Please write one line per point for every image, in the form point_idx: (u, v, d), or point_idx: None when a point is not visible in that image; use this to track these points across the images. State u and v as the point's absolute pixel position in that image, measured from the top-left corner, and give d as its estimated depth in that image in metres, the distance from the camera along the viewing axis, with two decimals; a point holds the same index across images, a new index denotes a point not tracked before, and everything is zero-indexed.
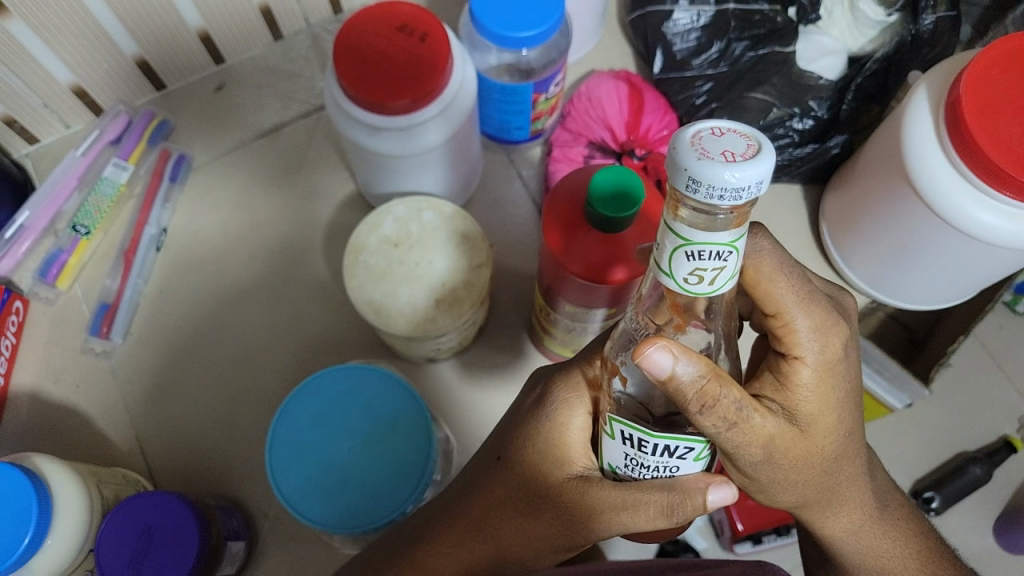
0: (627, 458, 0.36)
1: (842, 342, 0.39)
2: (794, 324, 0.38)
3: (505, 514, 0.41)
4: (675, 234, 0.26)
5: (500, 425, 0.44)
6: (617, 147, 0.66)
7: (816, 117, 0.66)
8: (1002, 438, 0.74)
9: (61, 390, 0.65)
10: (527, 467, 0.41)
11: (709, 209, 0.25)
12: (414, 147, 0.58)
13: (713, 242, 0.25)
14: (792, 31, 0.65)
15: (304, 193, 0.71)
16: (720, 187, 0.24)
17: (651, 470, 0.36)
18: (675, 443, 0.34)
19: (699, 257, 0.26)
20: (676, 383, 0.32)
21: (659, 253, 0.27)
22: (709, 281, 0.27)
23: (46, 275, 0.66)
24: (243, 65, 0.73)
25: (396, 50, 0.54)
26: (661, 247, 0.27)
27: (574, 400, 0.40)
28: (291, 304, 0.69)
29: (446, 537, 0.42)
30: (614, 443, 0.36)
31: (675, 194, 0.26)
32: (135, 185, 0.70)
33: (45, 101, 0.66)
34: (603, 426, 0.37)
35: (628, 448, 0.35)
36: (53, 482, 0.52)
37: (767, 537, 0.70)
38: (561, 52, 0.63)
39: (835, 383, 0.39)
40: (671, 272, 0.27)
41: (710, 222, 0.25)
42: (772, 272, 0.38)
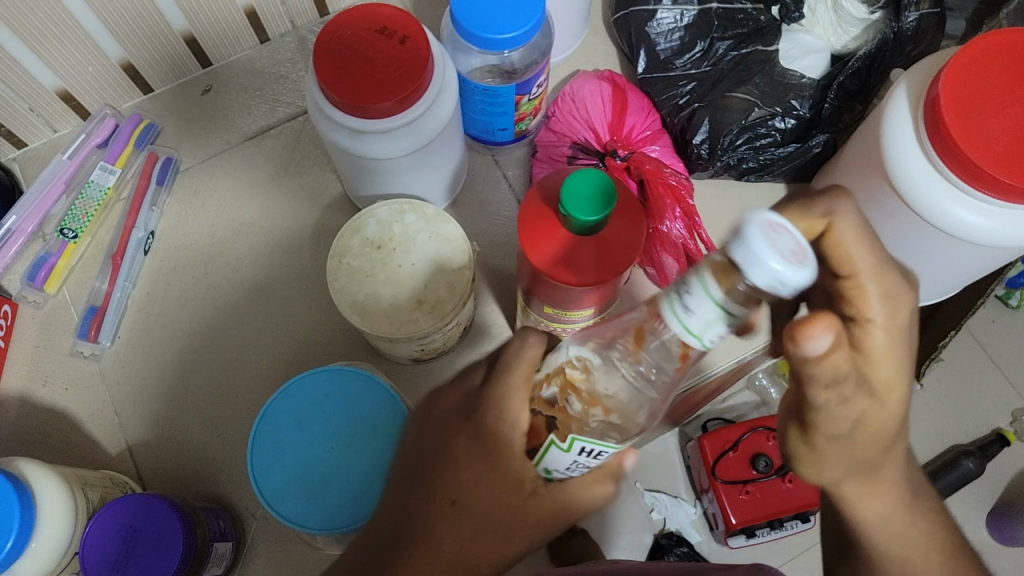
0: (573, 463, 0.37)
1: (908, 306, 0.38)
2: (868, 287, 0.37)
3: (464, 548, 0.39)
4: (721, 308, 0.28)
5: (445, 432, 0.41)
6: (601, 148, 0.66)
7: (798, 116, 0.65)
8: (995, 431, 0.75)
9: (51, 392, 0.66)
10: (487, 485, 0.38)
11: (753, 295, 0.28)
12: (396, 150, 0.58)
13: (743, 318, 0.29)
14: (774, 30, 0.66)
15: (292, 194, 0.72)
16: (777, 283, 0.27)
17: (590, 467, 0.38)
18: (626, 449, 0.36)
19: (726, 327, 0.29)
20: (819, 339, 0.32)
21: (681, 305, 0.29)
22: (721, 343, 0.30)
23: (35, 279, 0.67)
24: (230, 68, 0.74)
25: (376, 53, 0.55)
26: (699, 312, 0.29)
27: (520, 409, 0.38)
28: (279, 306, 0.69)
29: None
30: (564, 453, 0.36)
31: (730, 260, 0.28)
32: (122, 189, 0.71)
33: (32, 106, 0.66)
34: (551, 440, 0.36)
35: (580, 457, 0.36)
36: (39, 486, 0.53)
37: (761, 531, 0.70)
38: (542, 53, 0.62)
39: (900, 348, 0.38)
40: (700, 335, 0.29)
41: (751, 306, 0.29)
42: (856, 233, 0.36)
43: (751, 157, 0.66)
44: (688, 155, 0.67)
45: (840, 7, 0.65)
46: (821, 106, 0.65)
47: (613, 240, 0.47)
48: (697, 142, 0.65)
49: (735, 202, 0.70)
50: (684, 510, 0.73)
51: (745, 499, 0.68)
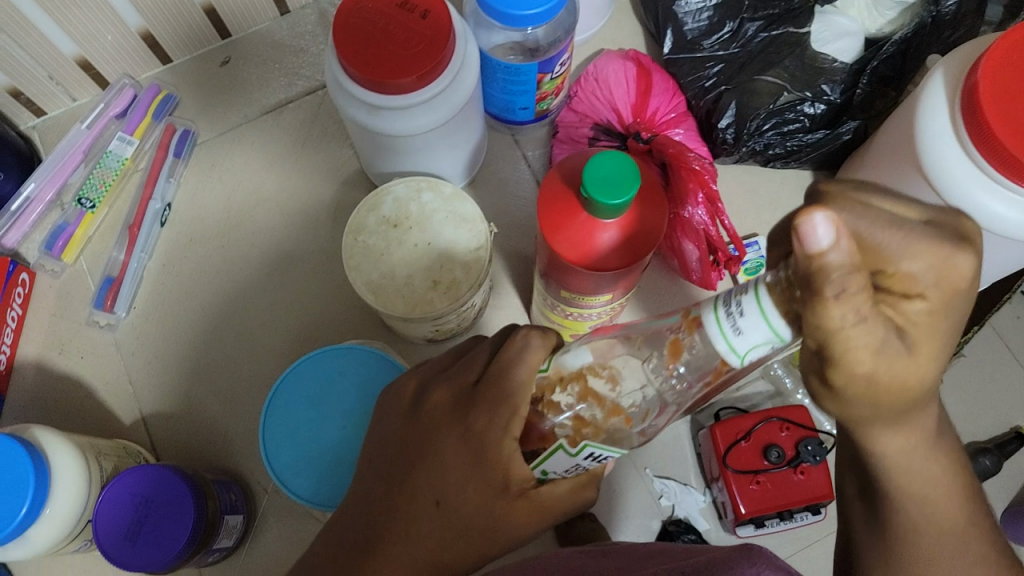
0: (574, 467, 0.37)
1: (967, 269, 0.34)
2: (901, 269, 0.33)
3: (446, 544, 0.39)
4: (774, 332, 0.29)
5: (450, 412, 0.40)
6: (623, 129, 0.65)
7: (829, 101, 0.63)
8: (1015, 429, 0.73)
9: (67, 361, 0.66)
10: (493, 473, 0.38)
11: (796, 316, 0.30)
12: (416, 126, 0.57)
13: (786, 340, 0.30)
14: (808, 12, 0.64)
15: (310, 169, 0.71)
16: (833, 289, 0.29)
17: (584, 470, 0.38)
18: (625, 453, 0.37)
19: (768, 347, 0.30)
20: (821, 241, 0.29)
21: (725, 308, 0.30)
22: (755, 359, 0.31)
23: (52, 248, 0.67)
24: (249, 40, 0.73)
25: (396, 27, 0.53)
26: (751, 334, 0.29)
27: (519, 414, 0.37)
28: (293, 281, 0.69)
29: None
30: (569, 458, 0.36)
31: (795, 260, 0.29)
32: (139, 160, 0.70)
33: (51, 74, 0.66)
34: (560, 445, 0.36)
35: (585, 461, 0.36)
36: (53, 454, 0.53)
37: (770, 522, 0.69)
38: (567, 31, 0.61)
39: (948, 314, 0.34)
40: (744, 354, 0.30)
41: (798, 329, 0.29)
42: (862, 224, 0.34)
43: (778, 143, 0.64)
44: (713, 139, 0.66)
45: None
46: (853, 91, 0.63)
47: (635, 222, 0.45)
48: (723, 126, 0.64)
49: (758, 188, 0.69)
50: (694, 497, 0.72)
51: (756, 489, 0.67)
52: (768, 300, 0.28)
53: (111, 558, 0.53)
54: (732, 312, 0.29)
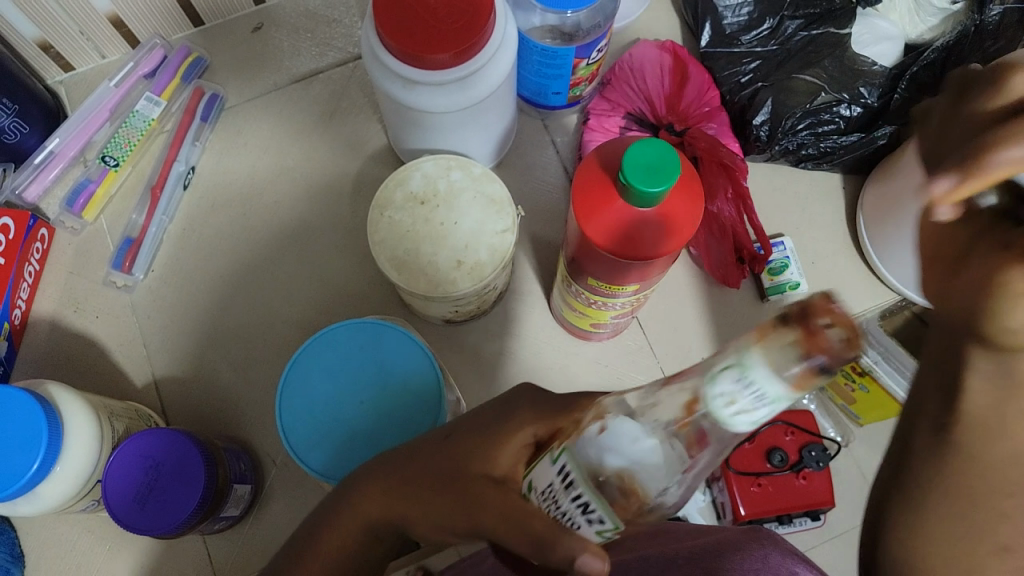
0: (549, 487, 0.33)
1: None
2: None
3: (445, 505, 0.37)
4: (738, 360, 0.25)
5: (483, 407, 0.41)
6: (656, 120, 0.65)
7: (865, 105, 0.62)
8: None
9: (82, 319, 0.66)
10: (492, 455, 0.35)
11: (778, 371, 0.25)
12: (449, 105, 0.57)
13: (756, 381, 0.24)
14: (849, 13, 0.63)
15: (336, 142, 0.70)
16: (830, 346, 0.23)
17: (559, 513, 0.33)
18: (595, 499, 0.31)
19: (737, 383, 0.25)
20: (938, 193, 0.29)
21: (718, 356, 0.26)
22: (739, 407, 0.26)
23: (73, 205, 0.66)
24: (282, 7, 0.72)
25: (438, 0, 0.53)
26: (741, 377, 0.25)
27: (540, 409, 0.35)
28: (313, 253, 0.68)
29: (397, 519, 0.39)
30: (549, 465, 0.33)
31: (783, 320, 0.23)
32: (166, 122, 0.70)
33: (82, 29, 0.65)
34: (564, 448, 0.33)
35: (555, 477, 0.33)
36: (67, 411, 0.53)
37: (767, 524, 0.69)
38: (606, 18, 0.60)
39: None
40: (739, 415, 0.26)
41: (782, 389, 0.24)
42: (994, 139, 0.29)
43: (812, 144, 0.63)
44: (746, 136, 0.65)
45: None
46: (890, 96, 0.62)
47: (670, 213, 0.45)
48: (758, 122, 0.63)
49: (787, 189, 0.68)
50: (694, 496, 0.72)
51: (757, 491, 0.67)
52: (752, 358, 0.24)
53: (124, 522, 0.52)
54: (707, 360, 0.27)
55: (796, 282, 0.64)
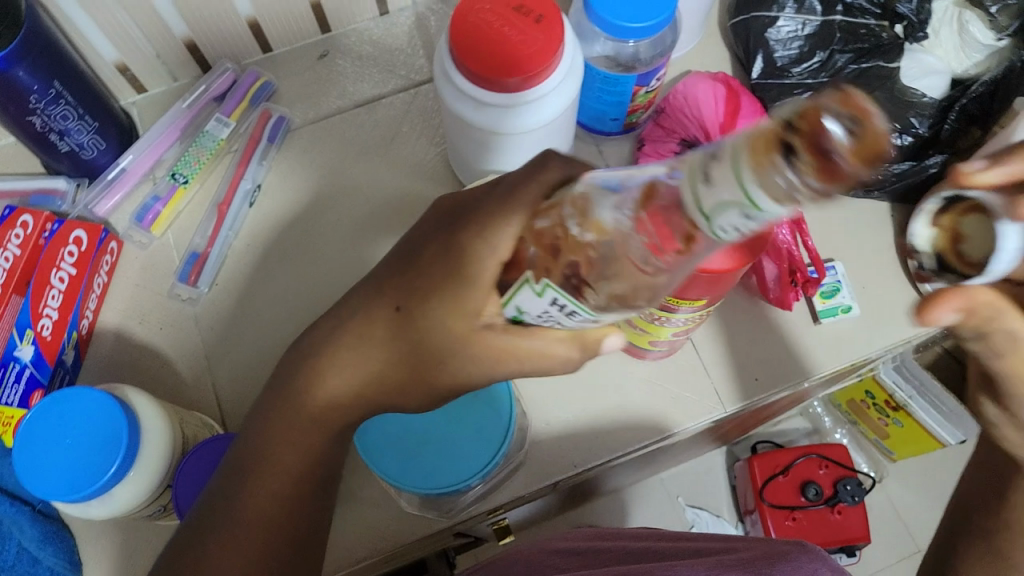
0: (547, 312, 0.39)
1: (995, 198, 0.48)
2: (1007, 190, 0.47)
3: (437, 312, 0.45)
4: (742, 194, 0.26)
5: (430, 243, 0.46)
6: (709, 148, 0.66)
7: (917, 134, 0.64)
8: None
9: (146, 330, 0.68)
10: (490, 277, 0.42)
11: (789, 192, 0.25)
12: (516, 126, 0.59)
13: (768, 217, 0.27)
14: (897, 47, 0.66)
15: (396, 164, 0.73)
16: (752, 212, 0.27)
17: (561, 322, 0.40)
18: (568, 302, 0.37)
19: (743, 220, 0.28)
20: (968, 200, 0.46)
21: (712, 192, 0.28)
22: (741, 232, 0.29)
23: (142, 220, 0.69)
24: (348, 36, 0.76)
25: (511, 29, 0.55)
26: (717, 186, 0.27)
27: (508, 226, 0.41)
28: (372, 271, 0.70)
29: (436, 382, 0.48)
30: (541, 300, 0.38)
31: (772, 141, 0.25)
32: (234, 142, 0.72)
33: (158, 52, 0.68)
34: (527, 279, 0.39)
35: (552, 308, 0.38)
36: (144, 416, 0.55)
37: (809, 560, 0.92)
38: (665, 49, 0.63)
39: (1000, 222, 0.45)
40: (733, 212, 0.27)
41: (784, 207, 0.26)
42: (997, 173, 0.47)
43: None
44: None
45: (965, 31, 0.66)
46: (940, 126, 0.65)
47: None
48: None
49: (836, 217, 0.70)
50: (726, 529, 0.97)
51: (791, 525, 0.87)
52: (748, 167, 0.26)
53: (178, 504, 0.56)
54: (712, 162, 0.28)
55: (848, 306, 0.67)
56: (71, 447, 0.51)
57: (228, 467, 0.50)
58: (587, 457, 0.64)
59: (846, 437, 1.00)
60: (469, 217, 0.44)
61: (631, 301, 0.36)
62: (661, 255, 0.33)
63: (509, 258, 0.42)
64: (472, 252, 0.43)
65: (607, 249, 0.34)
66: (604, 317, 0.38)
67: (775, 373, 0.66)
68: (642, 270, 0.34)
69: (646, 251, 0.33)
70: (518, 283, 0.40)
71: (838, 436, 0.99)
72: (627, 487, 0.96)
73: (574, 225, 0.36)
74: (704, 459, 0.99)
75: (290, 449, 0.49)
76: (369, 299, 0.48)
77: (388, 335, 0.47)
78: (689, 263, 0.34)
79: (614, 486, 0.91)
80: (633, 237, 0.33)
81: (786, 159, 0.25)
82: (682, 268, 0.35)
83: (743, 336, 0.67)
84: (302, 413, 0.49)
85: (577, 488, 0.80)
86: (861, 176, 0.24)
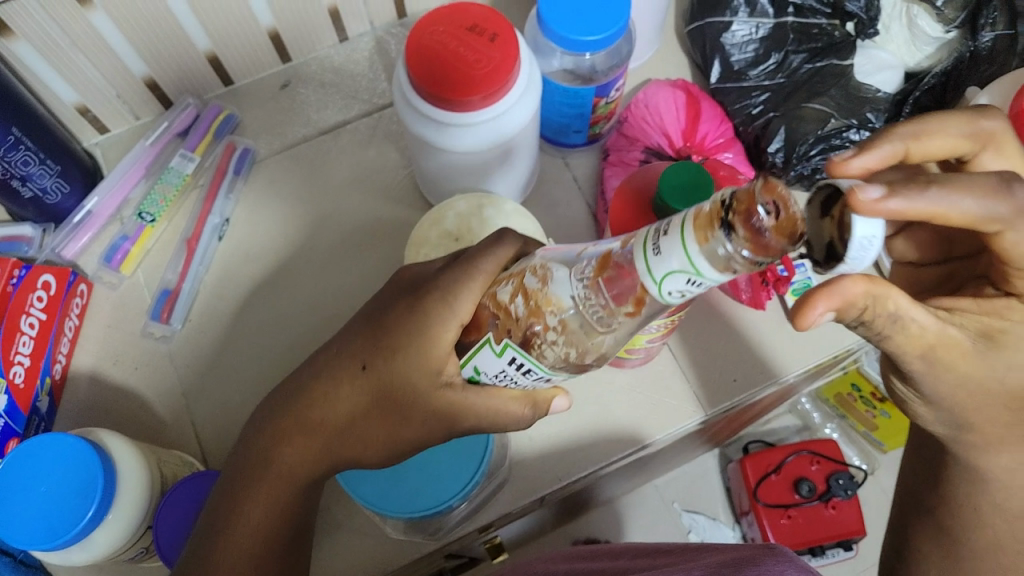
0: (502, 372, 0.43)
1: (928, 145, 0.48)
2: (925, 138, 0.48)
3: (403, 368, 0.47)
4: (689, 262, 0.33)
5: (399, 305, 0.48)
6: (674, 153, 0.67)
7: (873, 129, 0.66)
8: None
9: (121, 371, 0.67)
10: (450, 341, 0.46)
11: (727, 260, 0.32)
12: (479, 144, 0.59)
13: (708, 282, 0.33)
14: (849, 45, 0.67)
15: (364, 189, 0.73)
16: (700, 279, 0.33)
17: (517, 381, 0.44)
18: (527, 364, 0.41)
19: (688, 284, 0.34)
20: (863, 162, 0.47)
21: (657, 262, 0.34)
22: (684, 295, 0.35)
23: (111, 261, 0.68)
24: (309, 65, 0.76)
25: (467, 49, 0.55)
26: (667, 256, 0.34)
27: (468, 292, 0.45)
28: (347, 297, 0.70)
29: (402, 433, 0.49)
30: (498, 360, 0.43)
31: (709, 225, 0.32)
32: (200, 177, 0.72)
33: (118, 93, 0.68)
34: (488, 340, 0.43)
35: (509, 367, 0.43)
36: (119, 458, 0.54)
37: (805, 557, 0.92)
38: (622, 59, 0.64)
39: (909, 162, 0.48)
40: (674, 274, 0.34)
41: (722, 273, 0.33)
42: (918, 128, 0.48)
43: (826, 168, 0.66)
44: (762, 163, 0.68)
45: (914, 25, 0.66)
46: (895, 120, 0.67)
47: None
48: (772, 150, 0.66)
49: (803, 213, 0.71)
50: (723, 533, 0.96)
51: (785, 524, 0.87)
52: (691, 238, 0.32)
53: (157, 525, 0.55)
54: (661, 235, 0.34)
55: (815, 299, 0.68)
56: (45, 496, 0.50)
57: (211, 507, 0.50)
58: (572, 469, 0.63)
59: (836, 432, 1.00)
60: (430, 284, 0.47)
61: (581, 361, 0.41)
62: (616, 313, 0.38)
63: (469, 320, 0.45)
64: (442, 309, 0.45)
65: (565, 311, 0.39)
66: (556, 375, 0.43)
67: (749, 372, 0.67)
68: (593, 327, 0.39)
69: (602, 311, 0.38)
70: (478, 343, 0.44)
71: (827, 431, 1.00)
72: (621, 496, 0.96)
73: (534, 289, 0.40)
74: (697, 463, 0.99)
75: (255, 506, 0.49)
76: (335, 359, 0.50)
77: (354, 392, 0.49)
78: (634, 326, 0.39)
79: (608, 497, 0.91)
80: (590, 299, 0.38)
81: (726, 233, 0.32)
82: (629, 331, 0.40)
83: (718, 339, 0.68)
84: (270, 471, 0.49)
85: (569, 500, 0.80)
86: (783, 248, 0.32)
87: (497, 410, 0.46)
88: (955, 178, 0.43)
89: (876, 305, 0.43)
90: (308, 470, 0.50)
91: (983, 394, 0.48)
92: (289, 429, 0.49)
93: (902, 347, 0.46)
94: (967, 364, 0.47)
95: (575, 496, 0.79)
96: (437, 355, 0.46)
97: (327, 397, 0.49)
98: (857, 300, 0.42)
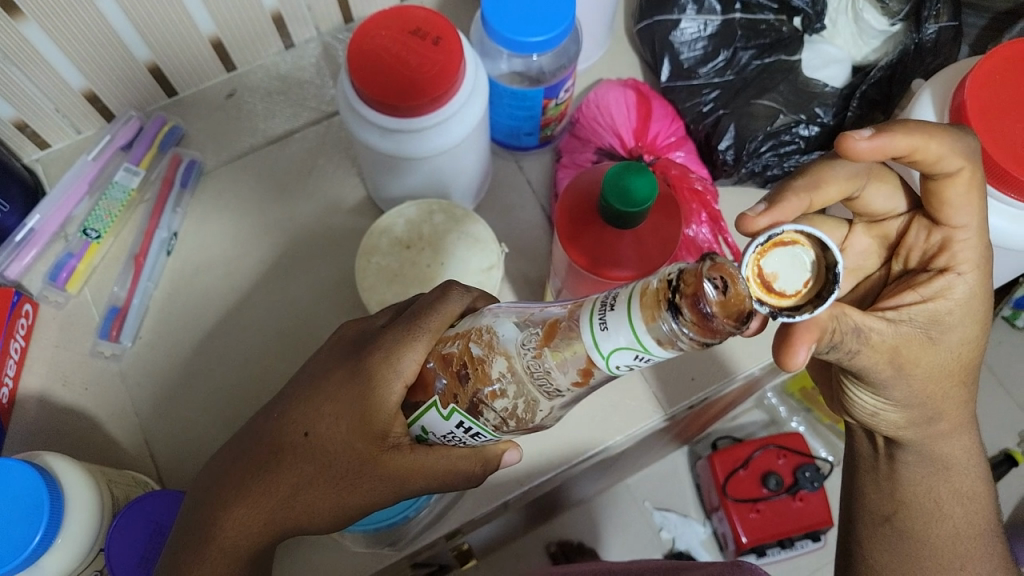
0: (451, 432, 0.44)
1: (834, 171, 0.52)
2: (825, 167, 0.52)
3: (347, 433, 0.46)
4: (635, 339, 0.32)
5: (347, 362, 0.48)
6: (625, 153, 0.67)
7: (822, 124, 0.66)
8: (1003, 451, 0.94)
9: (70, 392, 0.65)
10: (395, 403, 0.45)
11: (672, 339, 0.31)
12: (428, 149, 0.58)
13: (656, 358, 0.33)
14: (797, 40, 0.68)
15: (315, 199, 0.72)
16: (646, 354, 0.33)
17: (461, 440, 0.45)
18: (472, 425, 0.42)
19: (636, 359, 0.33)
20: (761, 208, 0.49)
21: (603, 338, 0.34)
22: (632, 368, 0.35)
23: (56, 279, 0.66)
24: (254, 72, 0.74)
25: (409, 53, 0.55)
26: (613, 332, 0.33)
27: (412, 353, 0.45)
28: (301, 309, 0.69)
29: (351, 499, 0.48)
30: (447, 423, 0.43)
31: (656, 302, 0.31)
32: (145, 191, 0.70)
33: (57, 106, 0.66)
34: (434, 403, 0.43)
35: (458, 429, 0.43)
36: (66, 482, 0.53)
37: (772, 550, 0.93)
38: (570, 59, 0.63)
39: (822, 192, 0.51)
40: (619, 347, 0.33)
41: (669, 350, 0.32)
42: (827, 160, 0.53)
43: (776, 165, 0.67)
44: (713, 161, 0.69)
45: (860, 19, 0.66)
46: (844, 115, 0.67)
47: (648, 263, 0.55)
48: (722, 148, 0.67)
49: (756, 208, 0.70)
50: (695, 528, 0.97)
51: (757, 519, 0.88)
52: (637, 315, 0.32)
53: (122, 514, 0.54)
54: (607, 309, 0.34)
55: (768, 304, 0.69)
56: None
57: (163, 566, 0.48)
58: (534, 475, 0.63)
59: (802, 424, 1.00)
60: (375, 342, 0.48)
61: (527, 420, 0.41)
62: (563, 382, 0.38)
63: (414, 381, 0.45)
64: (385, 371, 0.45)
65: (511, 376, 0.39)
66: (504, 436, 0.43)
67: (706, 371, 0.67)
68: (539, 384, 0.39)
69: (547, 379, 0.38)
70: (425, 404, 0.44)
71: (793, 424, 1.01)
72: (593, 497, 0.96)
73: (479, 353, 0.41)
74: (667, 461, 0.99)
75: None
76: (278, 424, 0.48)
77: (299, 460, 0.47)
78: (582, 393, 0.39)
79: (580, 497, 0.91)
80: (534, 366, 0.38)
81: (670, 315, 0.31)
82: (575, 396, 0.40)
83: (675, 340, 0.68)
84: (212, 546, 0.47)
85: (536, 504, 0.80)
86: (731, 330, 0.31)
87: (448, 469, 0.46)
88: (908, 125, 0.47)
89: (841, 325, 0.44)
90: (252, 541, 0.47)
91: (926, 384, 0.49)
92: (230, 501, 0.47)
93: (870, 360, 0.47)
94: (920, 355, 0.48)
95: (543, 499, 0.79)
96: (383, 417, 0.46)
97: (275, 459, 0.47)
98: (827, 325, 0.44)
